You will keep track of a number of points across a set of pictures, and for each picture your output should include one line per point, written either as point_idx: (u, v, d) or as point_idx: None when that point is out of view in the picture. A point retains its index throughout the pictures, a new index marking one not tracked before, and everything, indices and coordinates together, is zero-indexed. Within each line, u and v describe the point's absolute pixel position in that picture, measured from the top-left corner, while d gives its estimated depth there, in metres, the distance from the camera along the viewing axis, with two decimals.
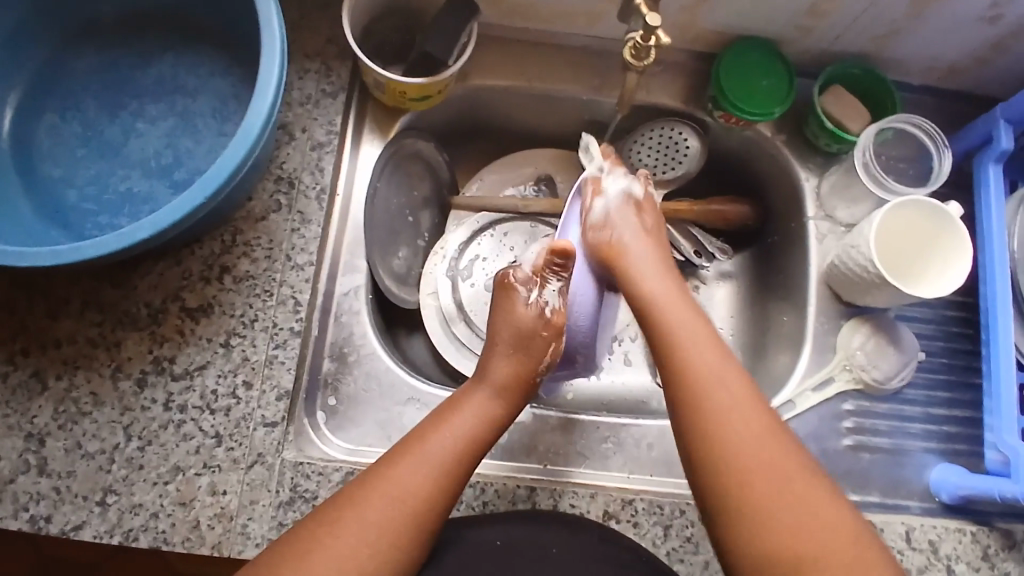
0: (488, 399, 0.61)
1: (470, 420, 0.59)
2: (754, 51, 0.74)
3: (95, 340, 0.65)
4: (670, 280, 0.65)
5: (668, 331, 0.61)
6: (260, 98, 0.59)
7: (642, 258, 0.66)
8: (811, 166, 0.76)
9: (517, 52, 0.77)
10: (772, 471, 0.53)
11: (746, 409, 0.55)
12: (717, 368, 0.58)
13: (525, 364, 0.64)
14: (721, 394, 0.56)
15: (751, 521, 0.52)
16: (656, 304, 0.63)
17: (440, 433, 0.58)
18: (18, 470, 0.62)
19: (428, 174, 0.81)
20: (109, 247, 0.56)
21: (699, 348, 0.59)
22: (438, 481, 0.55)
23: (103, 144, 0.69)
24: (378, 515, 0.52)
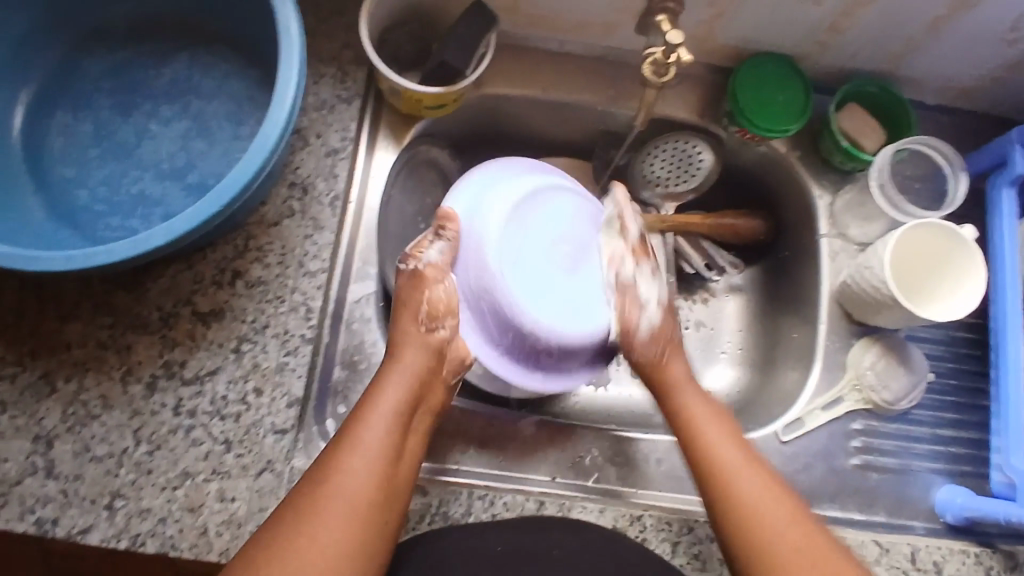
0: (399, 370, 0.60)
1: (393, 393, 0.59)
2: (772, 65, 0.74)
3: (105, 343, 0.64)
4: (708, 397, 0.66)
5: (698, 439, 0.62)
6: (278, 105, 0.58)
7: (684, 382, 0.66)
8: (825, 183, 0.76)
9: (533, 61, 0.77)
10: (738, 462, 0.60)
11: (758, 477, 0.59)
12: (713, 418, 0.64)
13: (410, 319, 0.63)
14: (730, 454, 0.60)
15: (730, 512, 0.58)
16: (684, 410, 0.64)
17: (368, 414, 0.58)
18: (26, 472, 0.61)
19: (440, 181, 0.81)
20: (125, 253, 0.55)
21: (717, 431, 0.62)
22: (382, 460, 0.55)
23: (117, 146, 0.69)
24: (336, 510, 0.52)
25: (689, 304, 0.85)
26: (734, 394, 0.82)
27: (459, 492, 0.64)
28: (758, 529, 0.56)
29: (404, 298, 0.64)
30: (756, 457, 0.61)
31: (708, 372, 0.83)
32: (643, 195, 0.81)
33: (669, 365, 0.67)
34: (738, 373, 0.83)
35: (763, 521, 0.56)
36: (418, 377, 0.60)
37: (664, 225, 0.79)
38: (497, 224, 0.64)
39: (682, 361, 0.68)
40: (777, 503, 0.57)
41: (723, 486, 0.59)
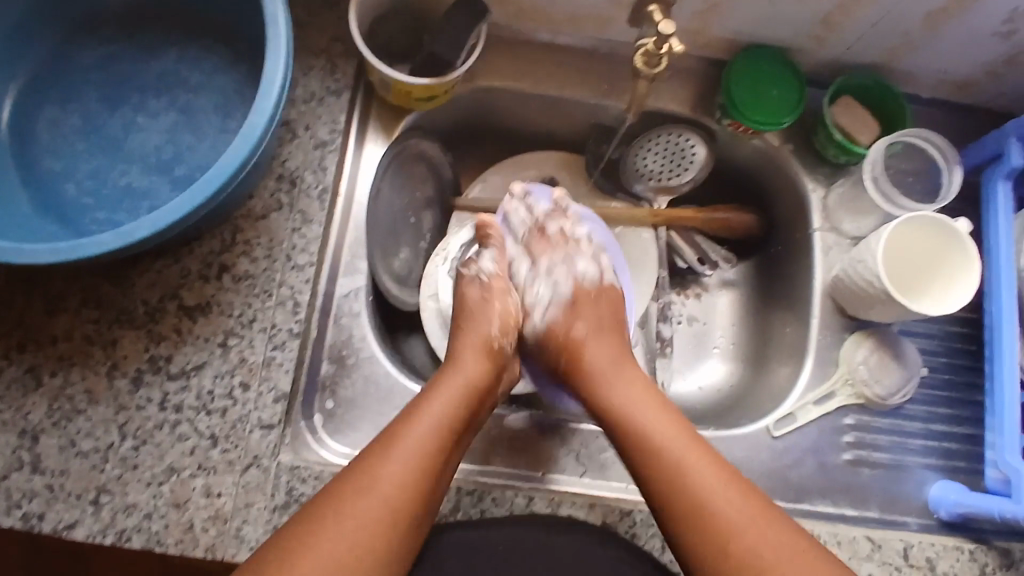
0: (456, 379, 0.62)
1: (445, 401, 0.60)
2: (765, 58, 0.73)
3: (91, 337, 0.64)
4: (631, 368, 0.65)
5: (626, 427, 0.61)
6: (264, 97, 0.58)
7: (604, 369, 0.65)
8: (819, 177, 0.76)
9: (525, 53, 0.76)
10: (682, 442, 0.59)
11: (700, 460, 0.58)
12: (641, 399, 0.62)
13: (477, 331, 0.66)
14: (670, 439, 0.59)
15: (668, 495, 0.57)
16: (611, 399, 0.63)
17: (417, 421, 0.58)
18: (11, 467, 0.61)
19: (431, 175, 0.80)
20: (108, 245, 0.55)
21: (649, 414, 0.61)
22: (426, 464, 0.56)
23: (104, 138, 0.68)
24: (367, 505, 0.53)
25: (682, 299, 0.85)
26: (726, 390, 0.81)
27: (447, 487, 0.63)
28: (712, 518, 0.55)
29: (469, 307, 0.68)
30: (695, 436, 0.60)
31: (701, 367, 0.83)
32: (636, 188, 0.80)
33: (585, 343, 0.67)
34: (731, 368, 0.82)
35: (712, 504, 0.55)
36: (471, 387, 0.62)
37: (655, 219, 0.79)
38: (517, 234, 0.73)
39: (605, 346, 0.67)
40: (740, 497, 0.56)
41: (672, 470, 0.57)
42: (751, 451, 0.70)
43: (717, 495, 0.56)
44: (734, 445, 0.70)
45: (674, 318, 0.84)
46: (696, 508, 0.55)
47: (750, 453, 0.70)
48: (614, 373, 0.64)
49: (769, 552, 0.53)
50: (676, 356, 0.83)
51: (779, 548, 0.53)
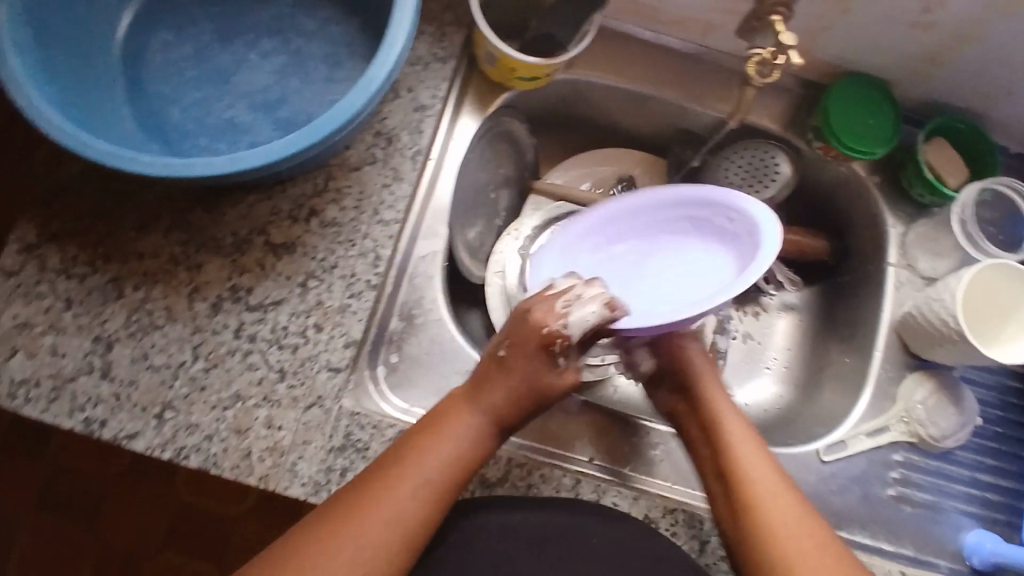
0: (470, 434, 0.57)
1: (450, 448, 0.56)
2: (865, 88, 0.73)
3: (177, 258, 0.66)
4: (743, 422, 0.62)
5: (725, 439, 0.60)
6: (386, 52, 0.59)
7: (718, 394, 0.64)
8: (900, 214, 0.76)
9: (628, 49, 0.77)
10: (780, 492, 0.57)
11: (781, 490, 0.57)
12: (757, 454, 0.59)
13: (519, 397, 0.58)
14: (753, 462, 0.59)
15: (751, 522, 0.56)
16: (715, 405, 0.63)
17: (416, 466, 0.55)
18: (82, 371, 0.64)
19: (513, 155, 0.83)
20: (222, 167, 0.56)
21: (744, 441, 0.60)
22: (430, 507, 0.54)
23: (215, 71, 0.70)
24: (380, 532, 0.52)
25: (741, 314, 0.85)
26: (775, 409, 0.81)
27: (499, 457, 0.65)
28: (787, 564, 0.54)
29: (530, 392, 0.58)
30: (785, 473, 0.59)
31: (750, 384, 0.83)
32: None
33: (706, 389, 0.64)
34: (781, 389, 0.82)
35: (780, 528, 0.55)
36: (472, 451, 0.57)
37: None
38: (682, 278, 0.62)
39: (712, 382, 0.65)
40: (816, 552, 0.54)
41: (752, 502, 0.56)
42: (799, 471, 0.70)
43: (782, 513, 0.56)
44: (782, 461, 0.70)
45: (730, 332, 0.84)
46: (761, 536, 0.55)
47: (796, 472, 0.70)
48: (731, 409, 0.63)
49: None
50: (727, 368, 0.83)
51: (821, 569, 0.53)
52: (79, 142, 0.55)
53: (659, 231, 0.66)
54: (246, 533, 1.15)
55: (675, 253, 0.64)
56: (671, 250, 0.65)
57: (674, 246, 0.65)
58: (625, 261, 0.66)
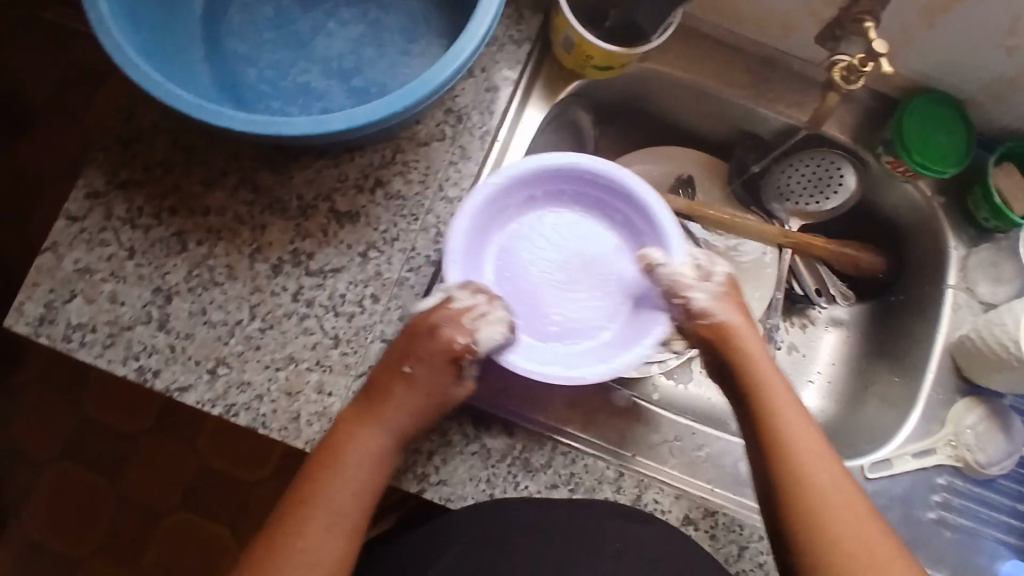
0: (378, 434, 0.56)
1: (365, 448, 0.56)
2: (939, 105, 0.72)
3: (241, 217, 0.66)
4: (791, 395, 0.57)
5: (768, 408, 0.56)
6: (473, 28, 0.58)
7: (757, 352, 0.59)
8: (962, 236, 0.75)
9: (702, 47, 0.76)
10: (834, 486, 0.52)
11: (835, 473, 0.53)
12: (813, 442, 0.54)
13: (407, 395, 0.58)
14: (801, 439, 0.54)
15: (803, 520, 0.51)
16: (762, 376, 0.57)
17: (338, 474, 0.55)
18: (139, 320, 0.64)
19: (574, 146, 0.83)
20: (304, 129, 0.55)
21: (794, 413, 0.56)
22: (381, 469, 0.56)
23: (292, 36, 0.70)
24: (342, 501, 0.54)
25: (787, 325, 0.84)
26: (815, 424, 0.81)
27: (544, 443, 0.65)
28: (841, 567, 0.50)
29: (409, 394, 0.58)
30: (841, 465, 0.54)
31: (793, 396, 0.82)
32: (772, 206, 0.82)
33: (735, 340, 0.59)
34: (823, 404, 0.82)
35: (835, 528, 0.51)
36: (382, 451, 0.56)
37: (785, 240, 0.80)
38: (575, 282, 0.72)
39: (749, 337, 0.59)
40: (870, 556, 0.50)
41: (801, 498, 0.52)
42: None
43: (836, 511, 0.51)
44: None
45: (776, 342, 0.83)
46: (816, 530, 0.51)
47: None
48: (779, 381, 0.57)
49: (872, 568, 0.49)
50: None
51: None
52: (163, 92, 0.54)
53: (545, 199, 0.72)
54: (265, 501, 1.15)
55: (536, 233, 0.73)
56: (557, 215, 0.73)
57: (593, 222, 0.73)
58: (512, 256, 0.72)
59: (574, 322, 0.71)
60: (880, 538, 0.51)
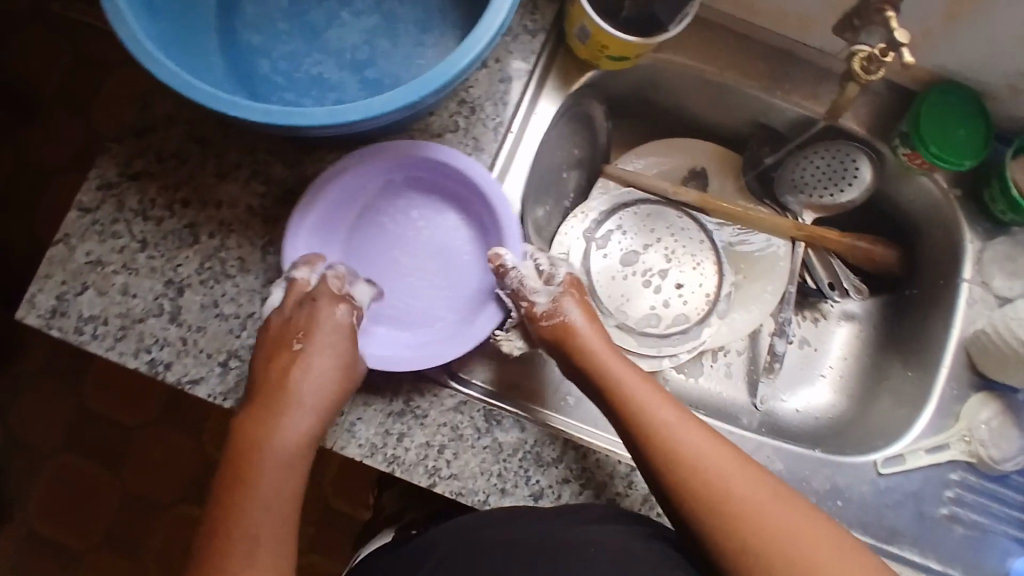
0: (278, 446, 0.53)
1: (271, 467, 0.52)
2: (957, 98, 0.72)
3: (254, 210, 0.66)
4: (649, 385, 0.59)
5: (637, 413, 0.57)
6: (492, 16, 0.57)
7: (606, 352, 0.61)
8: (978, 230, 0.74)
9: (718, 39, 0.75)
10: (720, 457, 0.54)
11: (698, 436, 0.55)
12: (687, 427, 0.56)
13: (287, 406, 0.55)
14: (660, 414, 0.57)
15: (718, 503, 0.52)
16: (618, 378, 0.59)
17: (251, 498, 0.51)
18: (150, 312, 0.64)
19: (586, 137, 0.82)
20: (319, 119, 0.55)
21: (644, 394, 0.58)
22: (295, 474, 0.53)
23: (305, 25, 0.69)
24: (261, 522, 0.50)
25: (799, 320, 0.84)
26: (828, 419, 0.81)
27: (556, 438, 0.64)
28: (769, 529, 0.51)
29: (287, 397, 0.55)
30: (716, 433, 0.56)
31: (804, 390, 0.82)
32: (786, 199, 0.81)
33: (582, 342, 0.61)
34: (835, 399, 0.82)
35: (741, 494, 0.52)
36: (291, 463, 0.53)
37: (798, 233, 0.80)
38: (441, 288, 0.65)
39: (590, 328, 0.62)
40: (780, 503, 0.52)
41: (705, 485, 0.53)
42: (854, 481, 0.69)
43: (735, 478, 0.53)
44: (838, 470, 0.69)
45: (789, 336, 0.83)
46: (727, 508, 0.52)
47: (852, 483, 0.69)
48: (632, 374, 0.59)
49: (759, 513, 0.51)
50: (782, 375, 0.83)
51: (793, 518, 0.51)
52: (180, 81, 0.54)
53: (405, 186, 0.66)
54: None
55: (391, 219, 0.65)
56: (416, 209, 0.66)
57: (444, 213, 0.66)
58: (357, 239, 0.65)
59: (415, 309, 0.64)
60: (775, 485, 0.53)
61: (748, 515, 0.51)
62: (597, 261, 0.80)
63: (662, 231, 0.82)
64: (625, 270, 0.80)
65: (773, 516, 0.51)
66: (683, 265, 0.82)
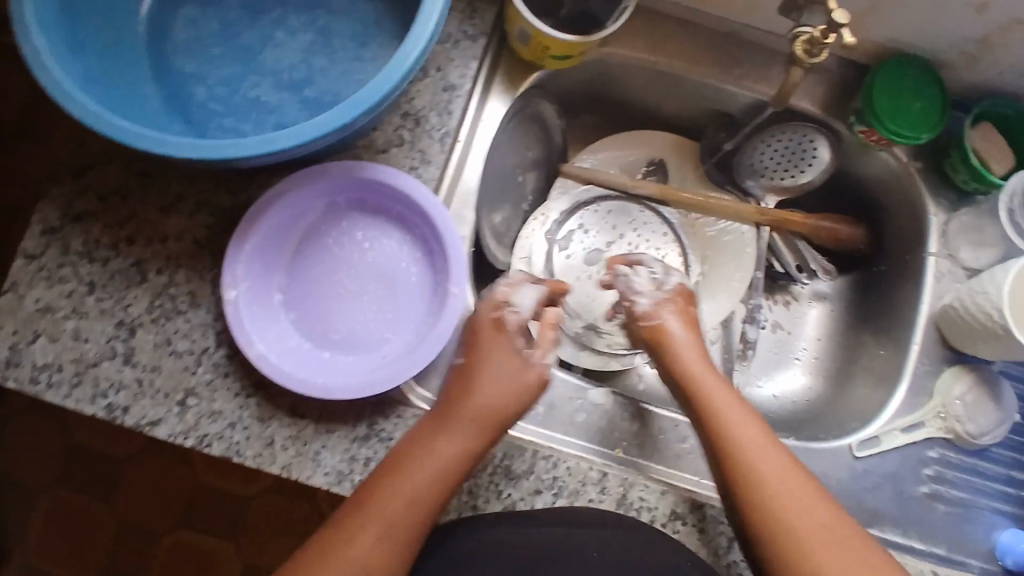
0: (429, 454, 0.56)
1: (414, 471, 0.55)
2: (911, 72, 0.70)
3: (201, 242, 0.64)
4: (732, 392, 0.61)
5: (710, 411, 0.59)
6: (420, 26, 0.55)
7: (687, 348, 0.63)
8: (942, 202, 0.73)
9: (665, 29, 0.74)
10: (789, 480, 0.55)
11: (781, 463, 0.56)
12: (767, 446, 0.57)
13: (463, 405, 0.58)
14: (743, 434, 0.57)
15: (780, 518, 0.53)
16: (708, 386, 0.61)
17: (380, 498, 0.54)
18: (104, 356, 0.63)
19: (540, 137, 0.81)
20: (252, 150, 0.53)
21: (735, 412, 0.59)
22: (412, 518, 0.54)
23: (239, 48, 0.67)
24: (358, 565, 0.51)
25: (770, 304, 0.84)
26: (804, 405, 0.80)
27: (525, 449, 0.64)
28: (815, 558, 0.52)
29: (461, 407, 0.58)
30: (796, 460, 0.57)
31: (780, 376, 0.81)
32: (747, 183, 0.80)
33: (670, 339, 0.64)
34: (811, 382, 0.81)
35: (801, 522, 0.53)
36: (443, 475, 0.55)
37: (761, 218, 0.79)
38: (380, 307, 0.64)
39: (691, 343, 0.64)
40: (838, 538, 0.52)
41: (766, 495, 0.54)
42: (833, 467, 0.69)
43: (794, 504, 0.54)
44: (815, 457, 0.69)
45: (760, 321, 0.83)
46: (781, 524, 0.53)
47: (831, 469, 0.68)
48: (714, 380, 0.61)
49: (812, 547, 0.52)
50: (757, 362, 0.82)
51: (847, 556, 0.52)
52: (104, 122, 0.52)
53: (349, 207, 0.66)
54: (262, 512, 1.14)
55: (336, 240, 0.65)
56: (363, 227, 0.66)
57: (389, 234, 0.66)
58: (301, 264, 0.64)
59: (360, 332, 0.64)
60: (840, 517, 0.54)
61: (801, 547, 0.52)
62: (560, 262, 0.78)
63: (623, 227, 0.81)
64: (590, 269, 0.78)
65: (830, 545, 0.52)
66: (649, 259, 0.80)
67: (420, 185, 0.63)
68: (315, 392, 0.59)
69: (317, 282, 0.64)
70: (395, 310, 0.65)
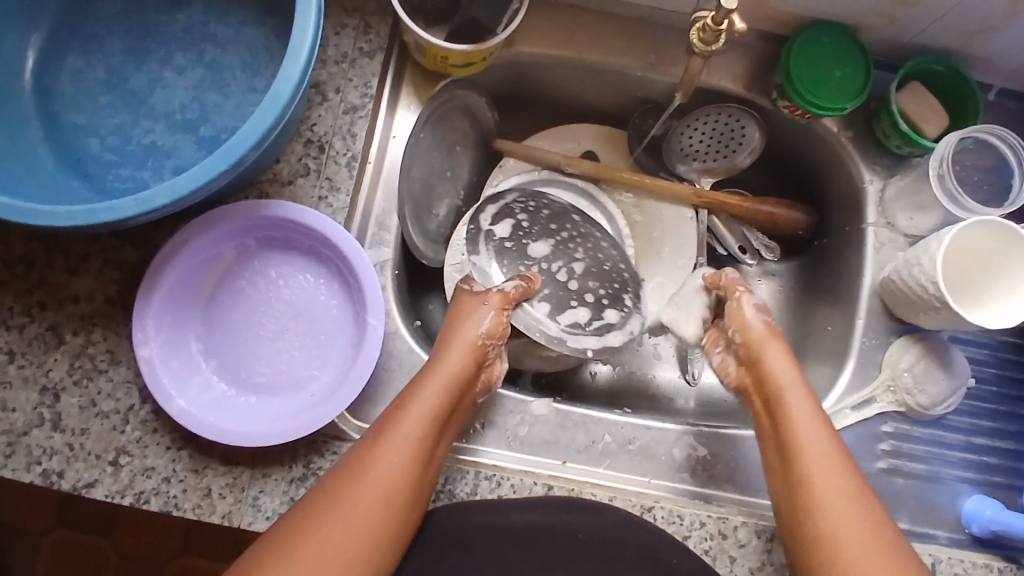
0: (432, 395, 0.58)
1: (417, 420, 0.56)
2: (831, 38, 0.67)
3: (113, 298, 0.63)
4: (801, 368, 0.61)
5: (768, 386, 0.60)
6: (292, 59, 0.53)
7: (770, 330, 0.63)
8: (877, 168, 0.70)
9: (572, 20, 0.71)
10: (823, 454, 0.55)
11: (824, 436, 0.56)
12: (813, 420, 0.57)
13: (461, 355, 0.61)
14: (798, 408, 0.58)
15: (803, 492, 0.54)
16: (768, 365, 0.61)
17: (388, 442, 0.55)
18: (33, 424, 0.61)
19: (472, 128, 0.77)
20: (127, 212, 0.51)
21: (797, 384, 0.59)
22: (417, 458, 0.55)
23: (128, 94, 0.65)
24: (367, 499, 0.53)
25: None
26: None
27: (466, 471, 0.63)
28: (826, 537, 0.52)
29: (448, 348, 0.61)
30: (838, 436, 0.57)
31: None
32: (679, 169, 0.79)
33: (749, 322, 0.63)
34: None
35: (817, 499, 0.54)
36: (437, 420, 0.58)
37: (698, 200, 0.77)
38: (301, 344, 0.64)
39: (773, 327, 0.63)
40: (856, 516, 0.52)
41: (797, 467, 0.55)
42: None
43: (824, 478, 0.54)
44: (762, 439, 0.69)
45: None
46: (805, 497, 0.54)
47: None
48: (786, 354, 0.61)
49: (834, 509, 0.53)
50: None
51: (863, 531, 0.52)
52: None
53: (259, 247, 0.65)
54: None
55: (249, 281, 0.64)
56: (277, 264, 0.65)
57: (304, 270, 0.65)
58: (215, 310, 0.64)
59: (282, 372, 0.63)
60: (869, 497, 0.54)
61: (823, 519, 0.53)
62: (492, 262, 0.70)
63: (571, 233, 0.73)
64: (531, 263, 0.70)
65: (851, 523, 0.52)
66: (606, 262, 0.72)
67: (329, 218, 0.62)
68: (236, 438, 0.57)
69: (233, 325, 0.63)
70: (316, 344, 0.64)
